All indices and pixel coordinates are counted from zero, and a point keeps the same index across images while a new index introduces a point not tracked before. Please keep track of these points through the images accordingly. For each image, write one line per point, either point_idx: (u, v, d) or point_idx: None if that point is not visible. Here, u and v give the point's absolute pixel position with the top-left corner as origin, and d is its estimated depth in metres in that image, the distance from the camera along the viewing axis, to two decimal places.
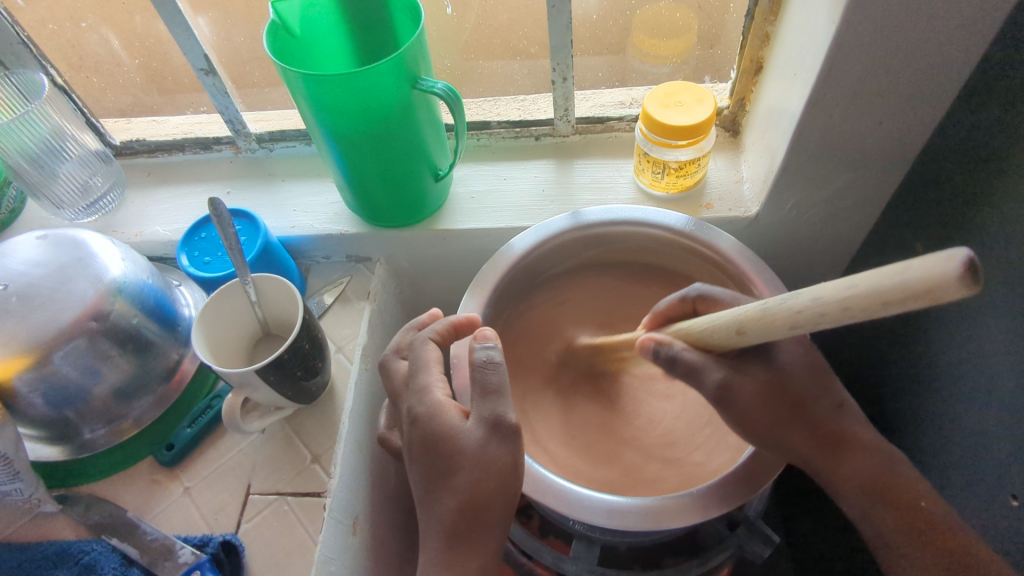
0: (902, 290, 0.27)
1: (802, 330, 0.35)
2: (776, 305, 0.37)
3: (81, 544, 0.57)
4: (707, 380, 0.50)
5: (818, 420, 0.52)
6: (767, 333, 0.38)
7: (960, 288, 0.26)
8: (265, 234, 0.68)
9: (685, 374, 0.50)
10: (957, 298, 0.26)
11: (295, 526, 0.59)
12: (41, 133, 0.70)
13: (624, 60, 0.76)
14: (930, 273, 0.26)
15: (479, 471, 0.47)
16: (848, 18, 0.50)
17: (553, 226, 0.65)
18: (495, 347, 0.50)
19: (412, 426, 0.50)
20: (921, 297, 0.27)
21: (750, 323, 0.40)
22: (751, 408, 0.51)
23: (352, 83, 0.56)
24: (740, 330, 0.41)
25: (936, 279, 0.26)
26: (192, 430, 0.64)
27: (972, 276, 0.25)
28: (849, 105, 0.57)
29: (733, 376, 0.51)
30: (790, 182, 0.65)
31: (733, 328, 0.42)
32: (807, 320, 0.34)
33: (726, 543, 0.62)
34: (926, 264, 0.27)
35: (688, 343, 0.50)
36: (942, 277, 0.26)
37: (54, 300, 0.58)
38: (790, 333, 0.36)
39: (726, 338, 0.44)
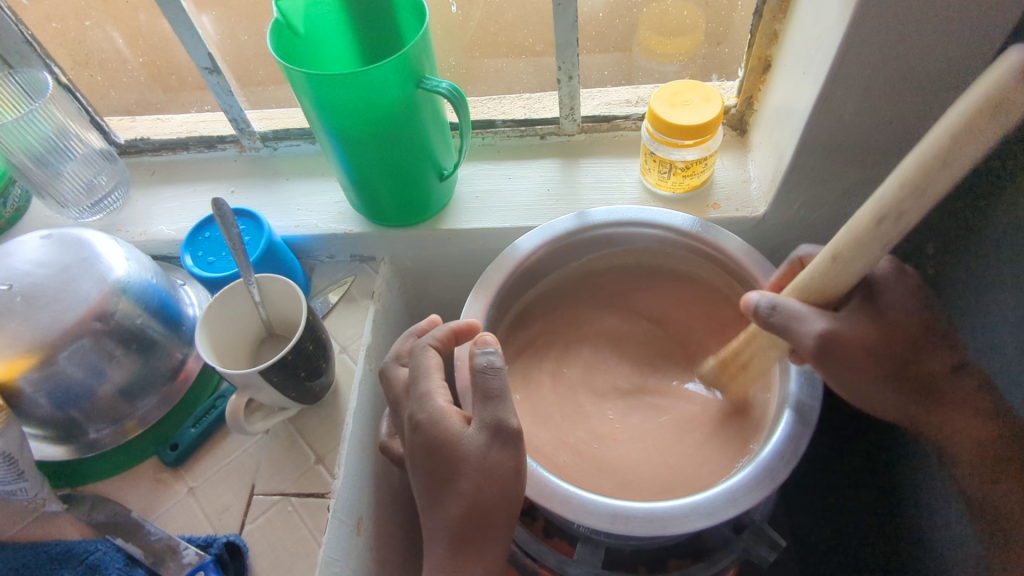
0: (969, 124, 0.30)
1: (891, 224, 0.37)
2: (865, 210, 0.38)
3: (86, 544, 0.56)
4: (810, 331, 0.46)
5: (923, 382, 0.49)
6: (863, 250, 0.39)
7: (1021, 84, 0.28)
8: (269, 234, 0.67)
9: (784, 325, 0.47)
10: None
11: (298, 526, 0.59)
12: (45, 131, 0.70)
13: (630, 58, 0.75)
14: (991, 80, 0.29)
15: (482, 477, 0.47)
16: (859, 16, 0.49)
17: (559, 226, 0.64)
18: (495, 353, 0.49)
19: (415, 432, 0.50)
20: (987, 110, 0.29)
21: (843, 248, 0.40)
22: (863, 357, 0.47)
23: (355, 82, 0.56)
24: (834, 256, 0.42)
25: (999, 82, 0.29)
26: (196, 430, 0.64)
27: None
28: (859, 105, 0.56)
29: (842, 327, 0.46)
30: (798, 183, 0.64)
31: (828, 255, 0.42)
32: (891, 208, 0.36)
33: (731, 547, 0.63)
34: (989, 74, 0.29)
35: (797, 295, 0.47)
36: (1002, 73, 0.29)
37: (58, 300, 0.58)
38: (891, 235, 0.37)
39: (834, 278, 0.43)
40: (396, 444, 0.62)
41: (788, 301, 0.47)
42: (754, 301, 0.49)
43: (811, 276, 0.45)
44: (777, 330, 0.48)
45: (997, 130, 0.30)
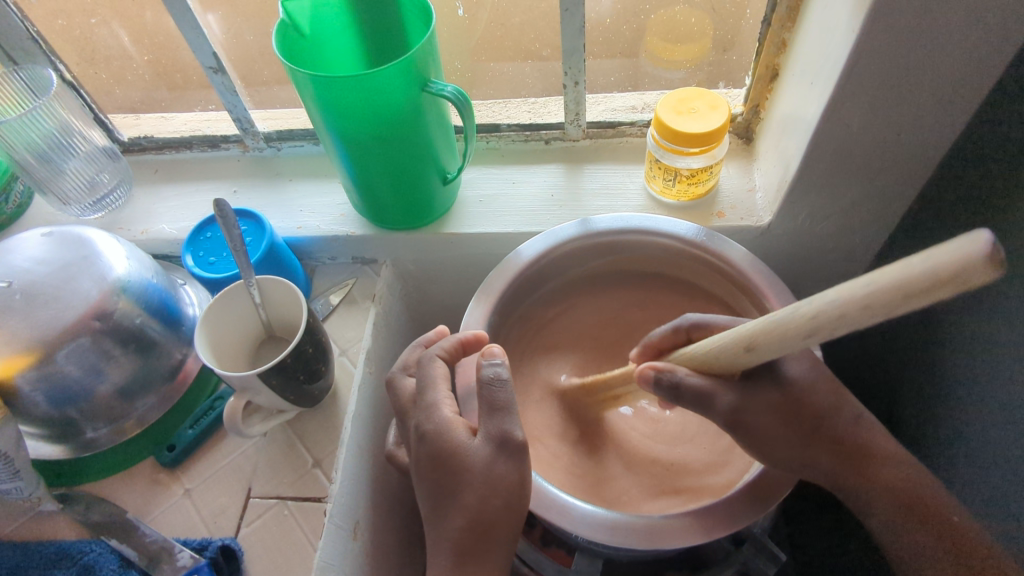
0: (920, 283, 0.25)
1: (816, 340, 0.32)
2: (790, 312, 0.34)
3: (81, 545, 0.56)
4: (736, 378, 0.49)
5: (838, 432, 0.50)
6: (786, 343, 0.35)
7: (982, 271, 0.24)
8: (270, 236, 0.67)
9: (693, 400, 0.48)
10: (984, 282, 0.24)
11: (294, 530, 0.59)
12: (48, 129, 0.70)
13: (637, 64, 0.75)
14: (944, 263, 0.24)
15: (487, 489, 0.47)
16: (870, 26, 0.48)
17: (563, 233, 0.64)
18: (502, 364, 0.49)
19: (421, 443, 0.50)
20: (934, 284, 0.25)
21: (760, 339, 0.37)
22: (773, 425, 0.49)
23: (360, 84, 0.55)
24: (750, 346, 0.38)
25: (954, 268, 0.24)
26: (194, 431, 0.64)
27: (994, 255, 0.24)
28: (868, 116, 0.55)
29: (746, 400, 0.49)
30: (805, 193, 0.64)
31: (741, 345, 0.39)
32: (827, 325, 0.31)
33: (733, 559, 0.62)
34: (942, 251, 0.25)
35: (694, 368, 0.48)
36: (961, 262, 0.24)
37: (57, 298, 0.58)
38: (813, 341, 0.33)
39: (744, 359, 0.40)
40: (401, 454, 0.62)
41: (687, 377, 0.48)
42: (651, 375, 0.49)
43: (717, 351, 0.43)
44: (688, 400, 0.48)
45: (962, 289, 0.25)
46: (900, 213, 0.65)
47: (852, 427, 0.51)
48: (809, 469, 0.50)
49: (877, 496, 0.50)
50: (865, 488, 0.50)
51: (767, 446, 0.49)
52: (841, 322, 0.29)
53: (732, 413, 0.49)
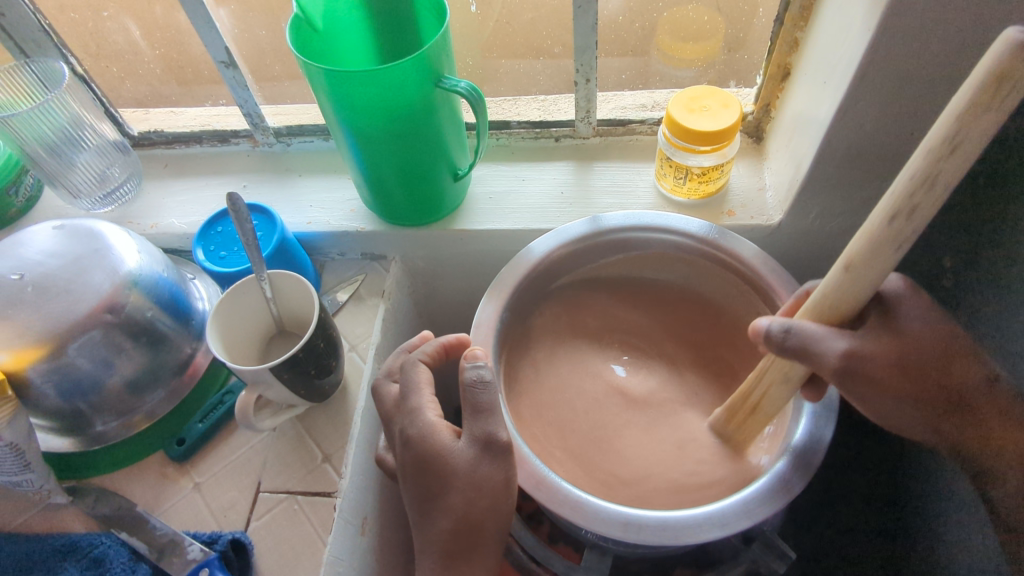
0: (970, 94, 0.29)
1: (902, 223, 0.35)
2: (869, 216, 0.37)
3: (90, 537, 0.56)
4: (827, 356, 0.44)
5: None
6: (880, 252, 0.37)
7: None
8: (281, 230, 0.67)
9: (797, 355, 0.45)
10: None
11: (304, 525, 0.59)
12: (60, 121, 0.69)
13: (648, 62, 0.75)
14: (991, 55, 0.28)
15: (472, 490, 0.48)
16: (886, 24, 0.48)
17: (573, 231, 0.64)
18: (485, 367, 0.49)
19: (405, 447, 0.50)
20: (990, 93, 0.28)
21: (859, 252, 0.38)
22: (885, 378, 0.45)
23: (374, 79, 0.55)
24: (846, 266, 0.39)
25: (998, 50, 0.28)
26: (203, 425, 0.64)
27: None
28: (881, 116, 0.55)
29: (861, 345, 0.45)
30: (816, 192, 0.64)
31: (840, 266, 0.40)
32: (907, 201, 0.34)
33: (741, 556, 0.62)
34: (985, 55, 0.28)
35: (811, 317, 0.44)
36: (1004, 50, 0.28)
37: (68, 291, 0.58)
38: (906, 235, 0.35)
39: (853, 290, 0.40)
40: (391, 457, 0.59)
41: (802, 324, 0.44)
42: (765, 327, 0.46)
43: (826, 290, 0.42)
44: (793, 353, 0.45)
45: (1017, 81, 0.28)
46: None
47: (982, 391, 0.47)
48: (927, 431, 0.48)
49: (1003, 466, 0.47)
50: (995, 455, 0.47)
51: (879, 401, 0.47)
52: (923, 182, 0.32)
53: (846, 358, 0.44)
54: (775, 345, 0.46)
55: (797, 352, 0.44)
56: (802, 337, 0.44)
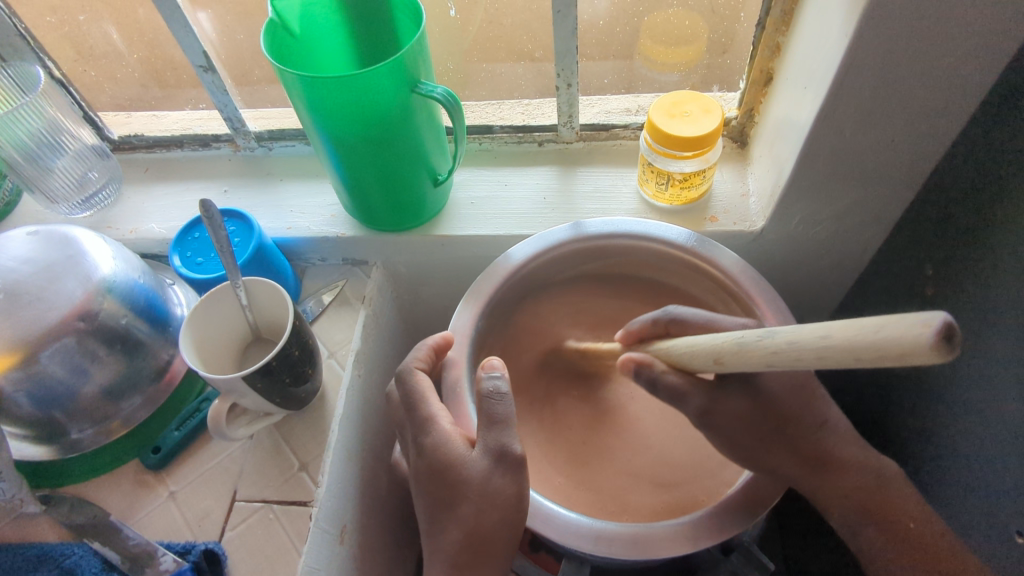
0: (859, 351, 0.27)
1: (776, 369, 0.33)
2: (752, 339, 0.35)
3: (63, 548, 0.56)
4: (689, 406, 0.50)
5: (801, 444, 0.50)
6: (743, 361, 0.36)
7: (931, 355, 0.24)
8: (259, 236, 0.66)
9: (668, 396, 0.50)
10: (929, 362, 0.25)
11: (279, 535, 0.58)
12: (35, 127, 0.69)
13: (631, 66, 0.74)
14: (904, 335, 0.25)
15: (483, 503, 0.47)
16: (862, 29, 0.48)
17: (554, 236, 0.63)
18: (501, 376, 0.50)
19: (420, 457, 0.51)
20: (889, 360, 0.26)
21: (726, 354, 0.38)
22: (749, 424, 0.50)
23: (348, 85, 0.55)
24: (716, 359, 0.39)
25: (908, 343, 0.25)
26: (179, 433, 0.63)
27: (944, 342, 0.24)
28: (860, 122, 0.55)
29: (725, 398, 0.50)
30: (798, 198, 0.63)
31: (710, 355, 0.40)
32: (754, 359, 0.35)
33: (720, 568, 0.60)
34: (901, 325, 0.25)
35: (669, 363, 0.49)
36: (915, 342, 0.24)
37: (40, 299, 0.57)
38: (763, 366, 0.34)
39: (701, 360, 0.41)
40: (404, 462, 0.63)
41: (664, 372, 0.49)
42: (633, 365, 0.50)
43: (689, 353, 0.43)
44: (664, 395, 0.50)
45: (908, 361, 0.25)
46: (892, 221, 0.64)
47: (846, 442, 0.51)
48: (777, 479, 0.51)
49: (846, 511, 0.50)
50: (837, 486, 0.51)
51: (744, 450, 0.51)
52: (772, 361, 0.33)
53: (704, 409, 0.50)
54: (640, 385, 0.50)
55: (666, 397, 0.50)
56: (667, 389, 0.49)
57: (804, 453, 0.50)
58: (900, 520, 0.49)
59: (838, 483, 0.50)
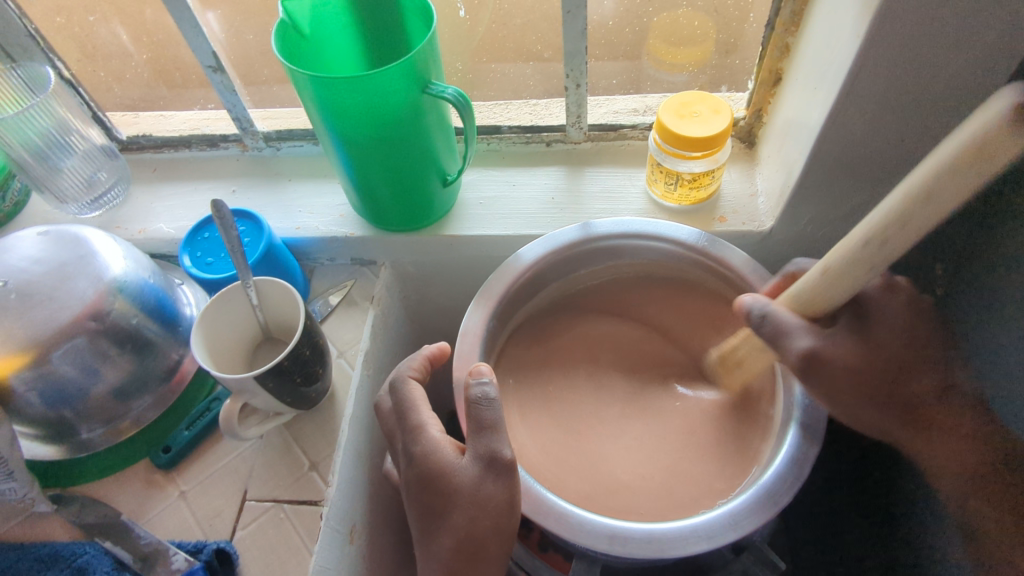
0: (948, 162, 0.31)
1: (881, 257, 0.37)
2: (847, 242, 0.40)
3: (74, 547, 0.55)
4: (792, 348, 0.48)
5: (910, 396, 0.49)
6: (852, 272, 0.40)
7: (1015, 134, 0.28)
8: (268, 237, 0.66)
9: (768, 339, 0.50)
10: (1016, 148, 0.28)
11: (290, 534, 0.58)
12: (46, 127, 0.69)
13: (639, 66, 0.74)
14: (986, 122, 0.29)
15: (477, 509, 0.47)
16: (873, 30, 0.48)
17: (564, 237, 0.63)
18: (490, 384, 0.50)
19: (409, 466, 0.51)
20: (970, 159, 0.30)
21: (834, 265, 0.42)
22: (855, 375, 0.49)
23: (360, 85, 0.55)
24: (823, 271, 0.43)
25: (989, 124, 0.29)
26: (189, 433, 0.63)
27: (1022, 110, 0.28)
28: (870, 122, 0.55)
29: (827, 345, 0.48)
30: (807, 198, 0.63)
31: (818, 270, 0.44)
32: (858, 260, 0.39)
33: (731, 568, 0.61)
34: (981, 115, 0.29)
35: (790, 306, 0.49)
36: (994, 121, 0.28)
37: (52, 299, 0.58)
38: (876, 259, 0.38)
39: (825, 293, 0.44)
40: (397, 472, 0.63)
41: (779, 312, 0.49)
42: (748, 305, 0.52)
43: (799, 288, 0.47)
44: (766, 337, 0.50)
45: (991, 162, 0.29)
46: None
47: (938, 395, 0.50)
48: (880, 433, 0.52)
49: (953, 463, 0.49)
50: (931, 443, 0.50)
51: (847, 404, 0.50)
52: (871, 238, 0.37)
53: (810, 353, 0.48)
54: (755, 328, 0.51)
55: (770, 338, 0.50)
56: (774, 327, 0.49)
57: (912, 412, 0.50)
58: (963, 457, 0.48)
59: (946, 445, 0.49)
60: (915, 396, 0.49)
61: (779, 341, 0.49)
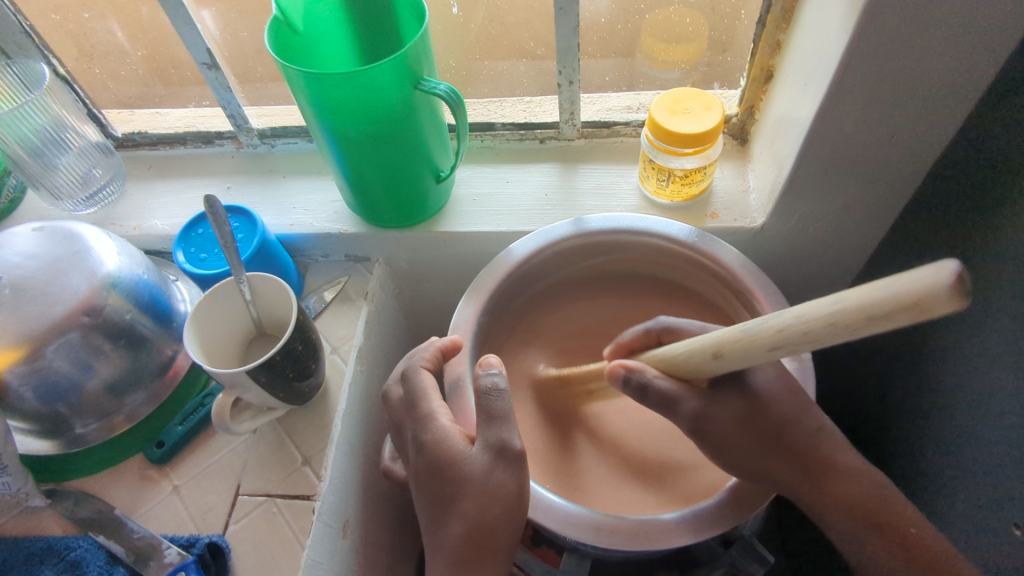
0: (885, 305, 0.25)
1: (783, 352, 0.33)
2: (761, 324, 0.34)
3: (68, 541, 0.56)
4: (681, 410, 0.50)
5: (795, 446, 0.49)
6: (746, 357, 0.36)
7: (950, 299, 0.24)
8: (262, 233, 0.67)
9: (659, 403, 0.50)
10: (949, 312, 0.24)
11: (282, 528, 0.58)
12: (41, 123, 0.69)
13: (633, 64, 0.75)
14: (915, 287, 0.24)
15: (473, 503, 0.47)
16: (863, 26, 0.48)
17: (555, 232, 0.64)
18: (500, 373, 0.50)
19: (419, 453, 0.51)
20: (907, 314, 0.25)
21: (729, 348, 0.38)
22: (731, 432, 0.50)
23: (352, 82, 0.55)
24: (717, 353, 0.39)
25: (922, 293, 0.24)
26: (183, 428, 0.63)
27: (958, 289, 0.23)
28: (860, 119, 0.55)
29: (711, 407, 0.50)
30: (798, 194, 0.64)
31: (708, 351, 0.40)
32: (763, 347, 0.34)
33: (720, 560, 0.62)
34: (913, 276, 0.25)
35: (664, 372, 0.50)
36: (930, 291, 0.24)
37: (46, 294, 0.58)
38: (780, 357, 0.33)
39: (702, 361, 0.42)
40: (398, 468, 0.63)
41: (654, 377, 0.50)
42: (622, 373, 0.51)
43: (686, 356, 0.44)
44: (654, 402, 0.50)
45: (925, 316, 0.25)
46: (892, 218, 0.65)
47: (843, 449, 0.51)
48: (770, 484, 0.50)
49: (833, 510, 0.49)
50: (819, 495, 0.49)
51: (732, 457, 0.50)
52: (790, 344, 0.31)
53: (696, 415, 0.50)
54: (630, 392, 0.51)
55: (658, 403, 0.50)
56: (657, 394, 0.50)
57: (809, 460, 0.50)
58: (847, 491, 0.49)
59: (845, 493, 0.49)
60: (812, 446, 0.50)
61: (668, 407, 0.50)
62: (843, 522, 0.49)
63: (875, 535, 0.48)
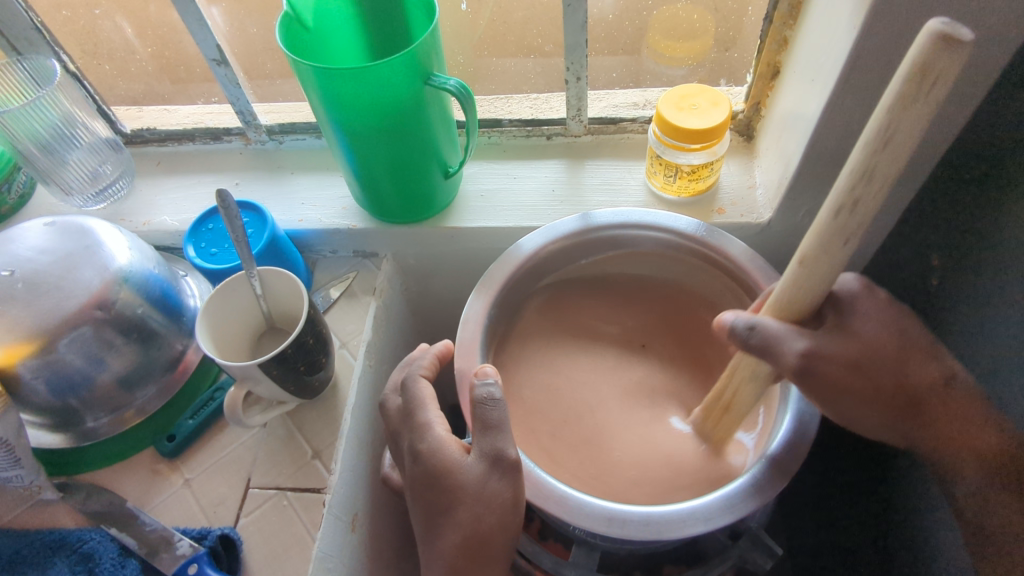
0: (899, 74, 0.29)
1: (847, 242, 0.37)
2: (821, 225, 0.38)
3: (79, 533, 0.57)
4: (788, 353, 0.44)
5: (915, 394, 0.45)
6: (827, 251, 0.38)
7: (945, 51, 0.27)
8: (271, 228, 0.67)
9: (763, 348, 0.45)
10: (949, 62, 0.27)
11: (293, 521, 0.59)
12: (51, 118, 0.70)
13: (639, 61, 0.75)
14: (918, 47, 0.28)
15: (485, 494, 0.48)
16: (871, 21, 0.48)
17: (563, 227, 0.64)
18: (495, 384, 0.49)
19: (415, 462, 0.51)
20: (918, 83, 0.28)
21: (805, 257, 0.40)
22: (843, 377, 0.44)
23: (362, 77, 0.56)
24: (799, 262, 0.40)
25: (921, 47, 0.28)
26: (193, 422, 0.64)
27: (950, 31, 0.27)
28: (868, 114, 0.56)
29: (823, 344, 0.44)
30: (804, 190, 0.64)
31: (795, 264, 0.41)
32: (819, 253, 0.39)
33: (728, 554, 0.62)
34: (913, 49, 0.28)
35: (774, 314, 0.45)
36: (927, 40, 0.27)
37: (58, 288, 0.58)
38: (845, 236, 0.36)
39: (804, 284, 0.41)
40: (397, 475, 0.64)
41: (766, 322, 0.45)
42: (729, 321, 0.47)
43: (784, 286, 0.43)
44: (757, 350, 0.45)
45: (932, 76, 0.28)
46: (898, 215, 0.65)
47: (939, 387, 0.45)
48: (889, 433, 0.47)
49: (966, 463, 0.45)
50: (955, 452, 0.45)
51: (842, 405, 0.46)
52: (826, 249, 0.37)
53: (806, 357, 0.44)
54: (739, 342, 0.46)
55: (760, 349, 0.45)
56: (763, 336, 0.44)
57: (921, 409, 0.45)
58: (979, 446, 0.44)
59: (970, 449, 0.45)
60: (927, 391, 0.45)
61: (772, 352, 0.44)
62: (976, 483, 0.45)
63: (1007, 494, 0.44)
